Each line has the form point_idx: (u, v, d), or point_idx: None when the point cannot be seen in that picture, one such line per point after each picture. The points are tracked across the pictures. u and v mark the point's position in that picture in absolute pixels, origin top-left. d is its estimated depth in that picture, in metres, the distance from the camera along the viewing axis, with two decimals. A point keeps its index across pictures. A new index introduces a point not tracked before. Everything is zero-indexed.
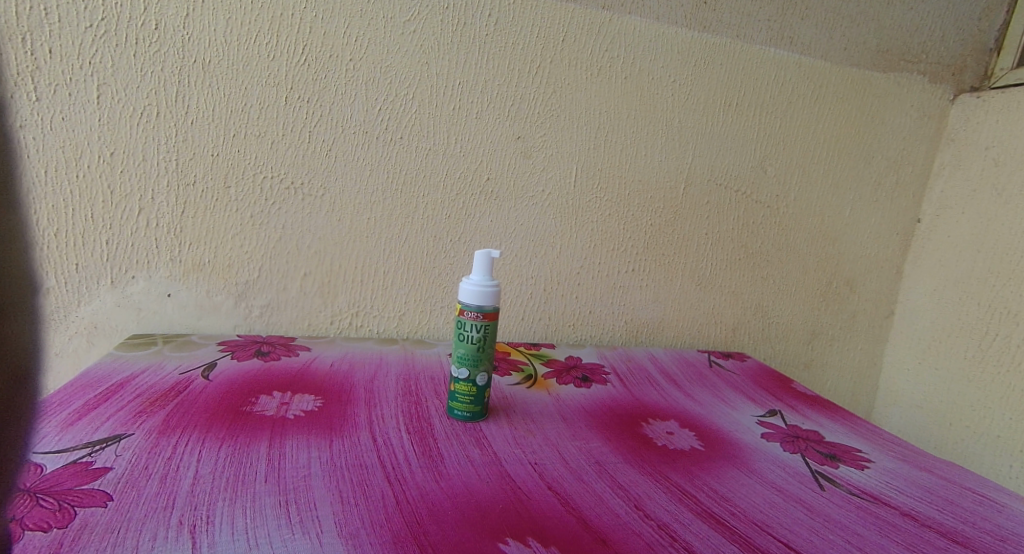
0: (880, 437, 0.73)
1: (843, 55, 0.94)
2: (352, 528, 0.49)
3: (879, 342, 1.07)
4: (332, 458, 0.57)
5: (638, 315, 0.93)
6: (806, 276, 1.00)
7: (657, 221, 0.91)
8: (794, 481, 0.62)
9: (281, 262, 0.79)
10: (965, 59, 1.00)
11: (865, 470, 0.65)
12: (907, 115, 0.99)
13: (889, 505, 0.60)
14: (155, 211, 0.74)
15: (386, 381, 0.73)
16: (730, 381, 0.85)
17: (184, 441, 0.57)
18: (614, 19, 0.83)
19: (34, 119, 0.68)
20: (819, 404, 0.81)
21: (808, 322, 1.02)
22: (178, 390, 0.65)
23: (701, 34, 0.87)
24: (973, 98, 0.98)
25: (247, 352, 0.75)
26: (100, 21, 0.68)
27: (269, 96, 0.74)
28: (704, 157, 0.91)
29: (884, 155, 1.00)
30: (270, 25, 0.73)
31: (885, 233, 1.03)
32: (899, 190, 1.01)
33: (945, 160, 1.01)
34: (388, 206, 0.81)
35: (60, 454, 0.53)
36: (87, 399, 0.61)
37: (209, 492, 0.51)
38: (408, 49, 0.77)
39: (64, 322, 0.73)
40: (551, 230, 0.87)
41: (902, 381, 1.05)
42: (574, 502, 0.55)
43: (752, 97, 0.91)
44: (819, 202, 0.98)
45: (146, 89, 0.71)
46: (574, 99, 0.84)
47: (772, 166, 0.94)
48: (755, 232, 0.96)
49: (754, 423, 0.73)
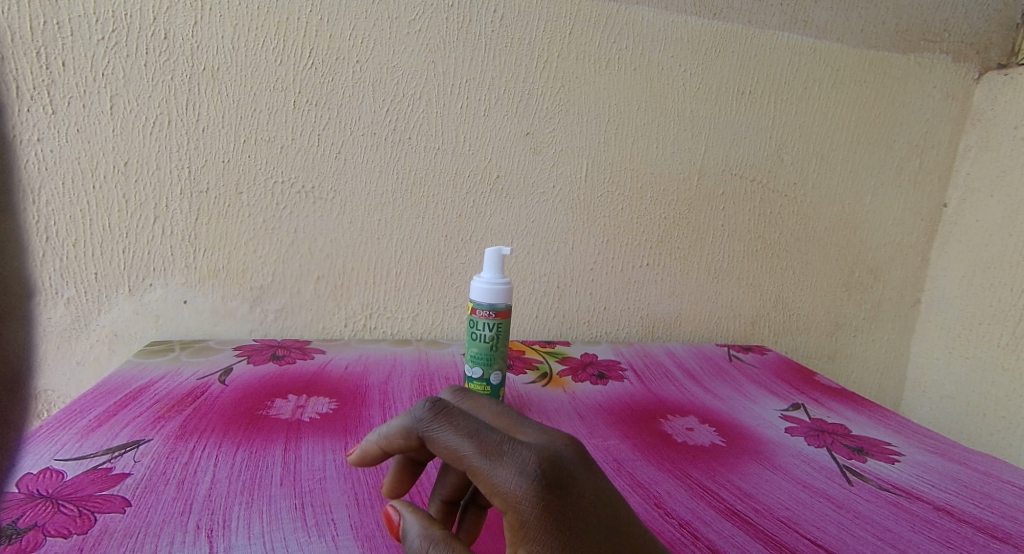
0: (911, 430, 0.71)
1: (861, 37, 0.92)
2: (368, 531, 0.49)
3: (906, 332, 1.04)
4: (347, 460, 0.57)
5: (654, 310, 0.92)
6: (828, 265, 0.97)
7: (671, 213, 0.89)
8: (820, 477, 0.60)
9: (295, 266, 0.79)
10: (990, 36, 0.97)
11: (895, 464, 0.63)
12: (930, 97, 0.96)
13: (921, 499, 0.58)
14: (169, 218, 0.75)
15: (400, 382, 0.72)
16: (751, 375, 0.83)
17: (201, 445, 0.57)
18: (622, 10, 0.82)
19: (50, 132, 0.69)
20: (845, 396, 0.79)
21: (831, 312, 0.99)
22: (195, 395, 0.66)
23: (712, 21, 0.85)
24: (1000, 76, 0.95)
25: (263, 356, 0.75)
26: (111, 32, 0.69)
27: (278, 101, 0.75)
28: (718, 147, 0.89)
29: (906, 138, 0.97)
30: (276, 30, 0.73)
31: (910, 219, 1.00)
32: (923, 173, 0.98)
33: (971, 141, 0.97)
34: (399, 207, 0.80)
35: (80, 461, 0.54)
36: (107, 406, 0.62)
37: (226, 496, 0.51)
38: (414, 49, 0.77)
39: (85, 330, 0.75)
40: (564, 226, 0.86)
41: (931, 371, 1.02)
42: None
43: (766, 84, 0.89)
44: (839, 189, 0.95)
45: (157, 98, 0.72)
46: (583, 93, 0.83)
47: (790, 154, 0.92)
48: (773, 222, 0.94)
49: (777, 417, 0.71)
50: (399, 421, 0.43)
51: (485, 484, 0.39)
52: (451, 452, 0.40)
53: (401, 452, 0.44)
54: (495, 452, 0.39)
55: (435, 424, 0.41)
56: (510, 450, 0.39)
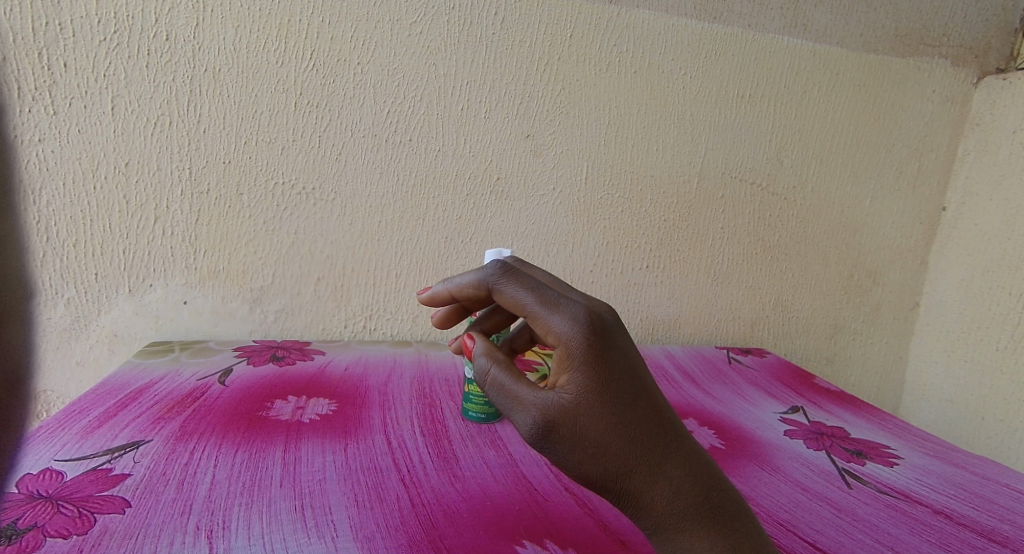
0: (909, 433, 0.71)
1: (860, 41, 0.92)
2: (368, 532, 0.49)
3: (905, 335, 1.04)
4: (347, 462, 0.57)
5: (654, 312, 0.92)
6: (827, 268, 0.98)
7: (671, 216, 0.89)
8: (819, 479, 0.60)
9: (295, 267, 0.79)
10: (989, 41, 0.97)
11: (894, 467, 0.64)
12: (929, 101, 0.96)
13: (919, 503, 0.58)
14: (170, 219, 0.75)
15: (400, 383, 0.73)
16: (750, 377, 0.84)
17: (201, 447, 0.57)
18: (623, 13, 0.82)
19: (51, 132, 0.70)
20: (844, 399, 0.79)
21: (830, 315, 1.00)
22: (195, 396, 0.66)
23: (712, 25, 0.85)
24: (998, 80, 0.95)
25: (263, 357, 0.75)
26: (112, 33, 0.69)
27: (279, 102, 0.75)
28: (718, 150, 0.89)
29: (905, 142, 0.97)
30: (277, 32, 0.73)
31: (909, 222, 1.00)
32: (922, 177, 0.99)
33: (970, 145, 0.98)
34: (399, 209, 0.80)
35: (80, 461, 0.54)
36: (107, 407, 0.62)
37: (226, 497, 0.51)
38: (415, 51, 0.77)
39: (85, 331, 0.75)
40: (564, 229, 0.86)
41: (930, 374, 1.03)
42: (592, 504, 0.54)
43: (766, 87, 0.89)
44: (839, 192, 0.96)
45: (158, 99, 0.72)
46: (584, 96, 0.83)
47: (789, 157, 0.92)
48: (773, 225, 0.94)
49: (776, 420, 0.72)
50: (473, 272, 0.48)
51: (542, 328, 0.44)
52: (514, 303, 0.45)
53: (469, 301, 0.49)
54: (554, 304, 0.44)
55: (503, 278, 0.46)
56: (566, 299, 0.44)
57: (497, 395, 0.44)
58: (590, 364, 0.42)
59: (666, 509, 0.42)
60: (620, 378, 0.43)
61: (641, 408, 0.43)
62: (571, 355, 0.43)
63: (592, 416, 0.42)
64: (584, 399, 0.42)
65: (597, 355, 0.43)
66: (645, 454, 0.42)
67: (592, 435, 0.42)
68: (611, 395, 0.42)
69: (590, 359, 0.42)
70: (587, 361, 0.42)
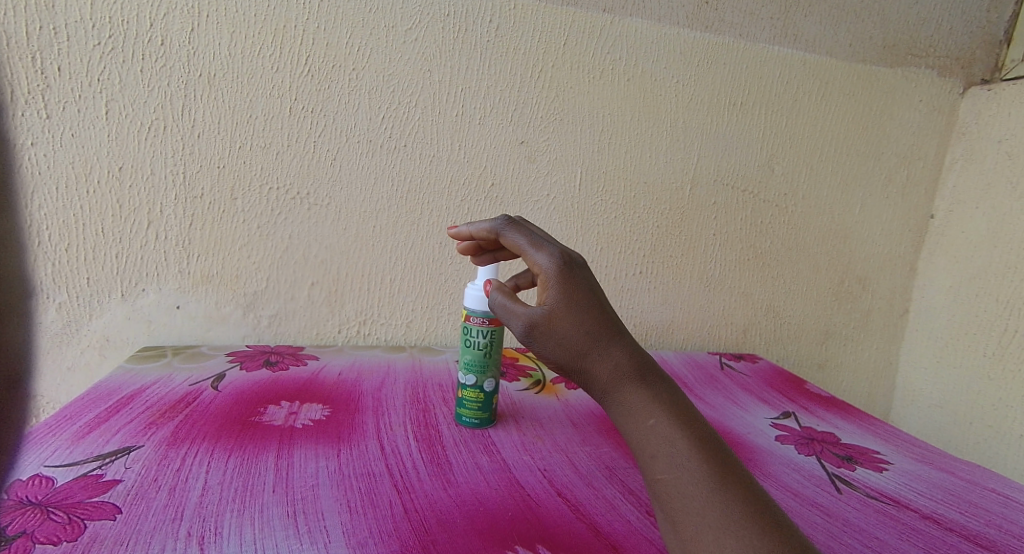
0: (899, 438, 0.72)
1: (849, 51, 0.93)
2: (360, 538, 0.49)
3: (894, 341, 1.05)
4: (340, 467, 0.57)
5: (647, 318, 0.93)
6: (817, 275, 0.99)
7: (664, 222, 0.90)
8: (810, 484, 0.61)
9: (289, 272, 0.79)
10: (975, 52, 0.99)
11: (884, 472, 0.64)
12: (916, 110, 0.98)
13: (909, 508, 0.58)
14: (163, 224, 0.74)
15: (394, 389, 0.72)
16: (741, 383, 0.84)
17: (193, 452, 0.57)
18: (616, 22, 0.83)
19: (44, 136, 0.69)
20: (834, 405, 0.80)
21: (821, 321, 1.01)
22: (187, 401, 0.65)
23: (704, 34, 0.86)
24: (984, 91, 0.97)
25: (256, 363, 0.75)
26: (107, 38, 0.69)
27: (274, 107, 0.75)
28: (710, 157, 0.90)
29: (894, 150, 0.98)
30: (273, 37, 0.73)
31: (898, 230, 1.01)
32: (910, 185, 1.00)
33: (957, 154, 0.99)
34: (394, 214, 0.81)
35: (70, 467, 0.53)
36: (98, 412, 0.62)
37: (217, 503, 0.51)
38: (410, 58, 0.77)
39: (76, 335, 0.74)
40: (557, 234, 0.86)
41: (919, 380, 1.04)
42: (584, 509, 0.54)
43: (757, 96, 0.90)
44: (829, 200, 0.97)
45: (153, 104, 0.72)
46: (578, 103, 0.84)
47: (780, 165, 0.93)
48: (764, 232, 0.95)
49: (767, 425, 0.72)
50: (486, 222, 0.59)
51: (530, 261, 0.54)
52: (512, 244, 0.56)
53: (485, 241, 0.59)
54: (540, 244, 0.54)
55: (504, 227, 0.57)
56: (548, 243, 0.55)
57: (495, 309, 0.55)
58: (563, 284, 0.52)
59: (617, 386, 0.50)
60: (587, 295, 0.52)
61: (603, 317, 0.51)
62: (546, 277, 0.52)
63: (561, 319, 0.51)
64: (556, 308, 0.51)
65: (568, 277, 0.52)
66: (605, 349, 0.51)
67: (564, 335, 0.51)
68: (584, 310, 0.51)
69: (563, 279, 0.52)
70: (563, 285, 0.52)
